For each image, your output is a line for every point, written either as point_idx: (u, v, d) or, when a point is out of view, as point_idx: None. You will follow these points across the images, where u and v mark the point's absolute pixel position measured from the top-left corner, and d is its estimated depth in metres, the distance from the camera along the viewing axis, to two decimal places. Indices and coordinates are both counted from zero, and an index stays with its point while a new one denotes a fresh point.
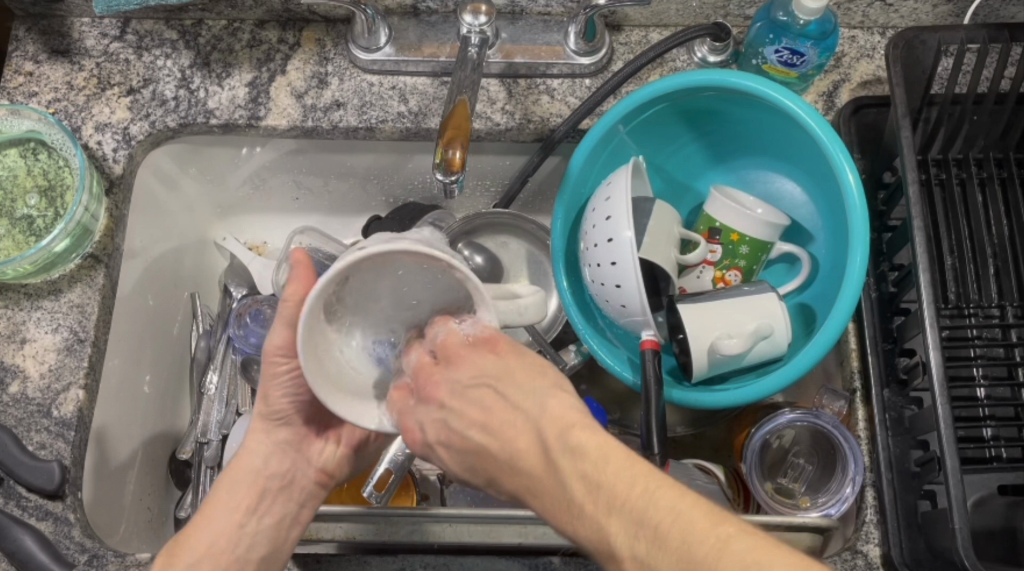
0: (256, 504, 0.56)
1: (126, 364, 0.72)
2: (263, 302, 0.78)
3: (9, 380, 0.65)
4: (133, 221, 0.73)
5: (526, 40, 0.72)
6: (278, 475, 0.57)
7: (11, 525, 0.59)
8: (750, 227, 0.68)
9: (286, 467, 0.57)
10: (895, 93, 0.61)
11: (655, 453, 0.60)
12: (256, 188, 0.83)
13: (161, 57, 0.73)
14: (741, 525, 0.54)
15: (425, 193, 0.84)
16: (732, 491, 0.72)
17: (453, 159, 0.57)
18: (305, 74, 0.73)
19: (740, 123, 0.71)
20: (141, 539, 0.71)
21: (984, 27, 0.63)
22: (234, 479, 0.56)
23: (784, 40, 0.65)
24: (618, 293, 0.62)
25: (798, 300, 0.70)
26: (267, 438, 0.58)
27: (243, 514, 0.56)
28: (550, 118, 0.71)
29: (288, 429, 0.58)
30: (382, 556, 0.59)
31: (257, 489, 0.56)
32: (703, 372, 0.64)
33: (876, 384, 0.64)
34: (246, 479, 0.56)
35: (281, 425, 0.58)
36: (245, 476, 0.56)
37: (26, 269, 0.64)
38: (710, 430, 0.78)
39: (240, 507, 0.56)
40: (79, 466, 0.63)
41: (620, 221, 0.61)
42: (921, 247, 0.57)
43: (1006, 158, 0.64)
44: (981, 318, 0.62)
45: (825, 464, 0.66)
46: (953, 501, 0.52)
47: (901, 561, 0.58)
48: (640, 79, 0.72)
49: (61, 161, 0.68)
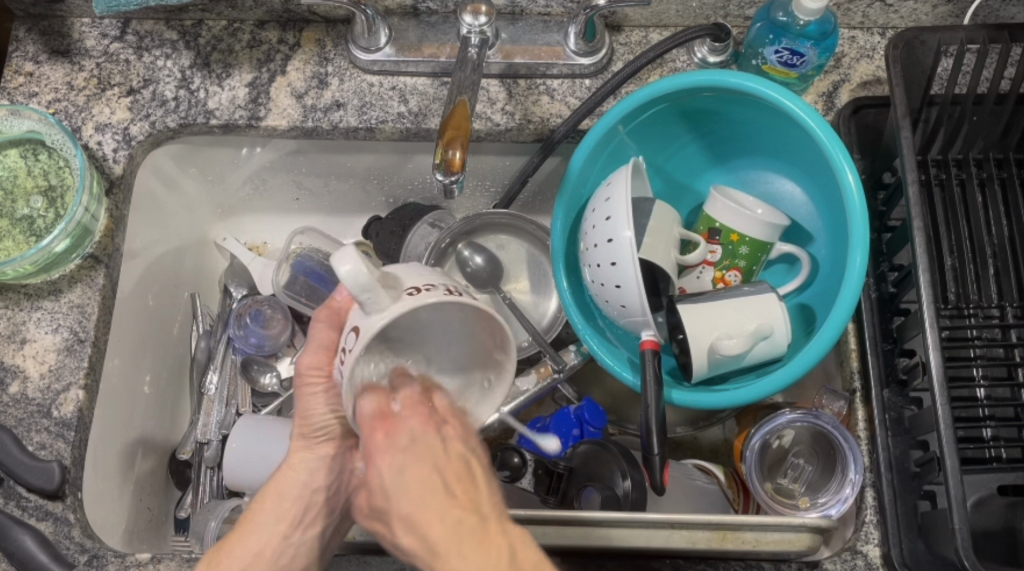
0: (300, 519, 0.53)
1: (126, 365, 0.72)
2: (263, 302, 0.79)
3: (9, 381, 0.65)
4: (133, 221, 0.73)
5: (526, 40, 0.72)
6: (323, 489, 0.54)
7: (11, 525, 0.59)
8: (750, 227, 0.68)
9: (332, 482, 0.53)
10: (895, 93, 0.61)
11: (655, 452, 0.60)
12: (257, 188, 0.83)
13: (161, 57, 0.73)
14: (740, 524, 0.54)
15: (425, 193, 0.84)
16: (732, 490, 0.72)
17: (453, 159, 0.57)
18: (305, 74, 0.73)
19: (741, 124, 0.71)
20: (142, 539, 0.71)
21: (985, 27, 0.63)
22: (279, 492, 0.53)
23: (784, 40, 0.65)
24: (618, 293, 0.62)
25: (798, 300, 0.70)
26: (314, 453, 0.53)
27: (286, 529, 0.53)
28: (550, 119, 0.72)
29: (332, 442, 0.53)
30: (382, 557, 0.59)
31: (303, 504, 0.53)
32: (703, 372, 0.64)
33: (876, 384, 0.63)
34: (292, 492, 0.53)
35: (324, 441, 0.53)
36: (291, 489, 0.53)
37: (27, 269, 0.64)
38: (710, 431, 0.78)
39: (284, 520, 0.53)
40: (79, 466, 0.63)
41: (620, 221, 0.60)
42: (921, 248, 0.57)
43: (1006, 158, 0.64)
44: (981, 318, 0.62)
45: (825, 464, 0.66)
46: (953, 501, 0.52)
47: (901, 561, 0.58)
48: (640, 80, 0.72)
49: (61, 161, 0.68)
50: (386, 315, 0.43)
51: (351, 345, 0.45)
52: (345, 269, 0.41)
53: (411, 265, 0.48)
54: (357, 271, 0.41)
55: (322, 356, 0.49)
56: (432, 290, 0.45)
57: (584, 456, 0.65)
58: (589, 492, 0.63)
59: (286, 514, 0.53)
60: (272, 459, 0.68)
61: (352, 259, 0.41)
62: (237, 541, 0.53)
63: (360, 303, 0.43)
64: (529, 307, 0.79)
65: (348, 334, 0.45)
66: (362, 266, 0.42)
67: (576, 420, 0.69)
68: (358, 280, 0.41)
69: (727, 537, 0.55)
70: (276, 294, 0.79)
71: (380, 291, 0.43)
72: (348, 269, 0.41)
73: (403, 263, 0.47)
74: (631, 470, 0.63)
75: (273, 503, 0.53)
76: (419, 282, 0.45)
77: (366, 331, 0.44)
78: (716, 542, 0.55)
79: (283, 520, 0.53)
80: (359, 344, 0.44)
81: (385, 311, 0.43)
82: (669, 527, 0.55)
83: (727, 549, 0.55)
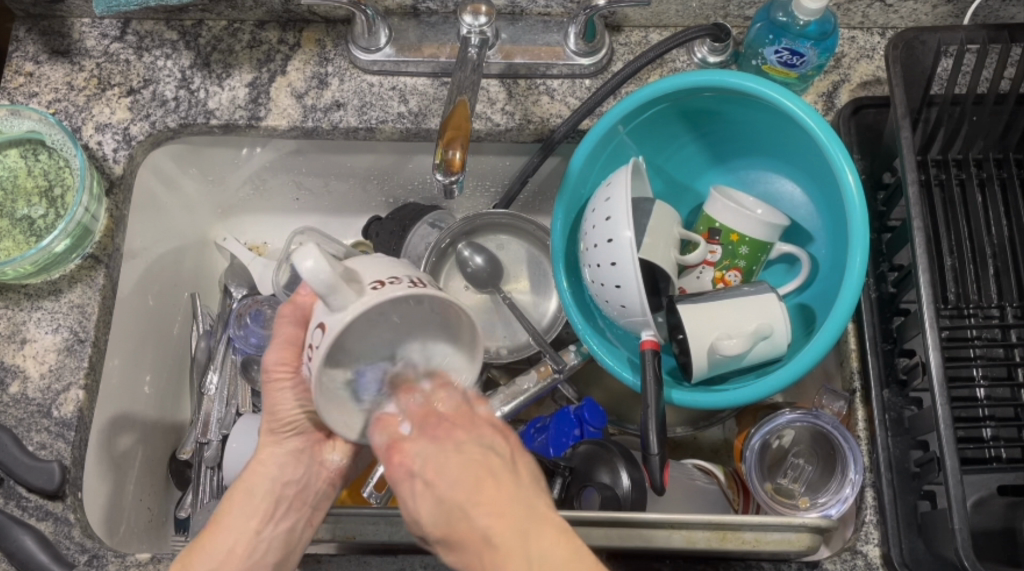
0: (273, 512, 0.54)
1: (126, 365, 0.72)
2: (263, 302, 0.79)
3: (9, 381, 0.65)
4: (133, 221, 0.73)
5: (526, 40, 0.72)
6: (294, 482, 0.55)
7: (11, 525, 0.59)
8: (750, 228, 0.68)
9: (302, 473, 0.55)
10: (895, 93, 0.61)
11: (655, 452, 0.60)
12: (257, 189, 0.83)
13: (161, 57, 0.73)
14: (740, 524, 0.54)
15: (425, 193, 0.84)
16: (732, 491, 0.72)
17: (453, 159, 0.57)
18: (305, 74, 0.73)
19: (741, 124, 0.71)
20: (142, 539, 0.71)
21: (985, 27, 0.63)
22: (249, 487, 0.54)
23: (784, 40, 0.66)
24: (618, 293, 0.62)
25: (798, 300, 0.70)
26: (282, 449, 0.55)
27: (258, 524, 0.53)
28: (550, 119, 0.72)
29: (299, 437, 0.56)
30: (382, 557, 0.59)
31: (274, 496, 0.54)
32: (703, 372, 0.64)
33: (876, 384, 0.64)
34: (261, 487, 0.54)
35: (291, 435, 0.55)
36: (262, 483, 0.54)
37: (27, 269, 0.64)
38: (710, 431, 0.78)
39: (257, 514, 0.53)
40: (79, 466, 0.63)
41: (620, 221, 0.61)
42: (921, 248, 0.57)
43: (1006, 158, 0.64)
44: (981, 318, 0.62)
45: (825, 464, 0.66)
46: (953, 501, 0.52)
47: (901, 561, 0.58)
48: (640, 80, 0.72)
49: (61, 161, 0.68)
50: (350, 309, 0.43)
51: (317, 341, 0.45)
52: (306, 266, 0.41)
53: (376, 258, 0.48)
54: (319, 267, 0.42)
55: (287, 352, 0.51)
56: (397, 282, 0.45)
57: (585, 456, 0.65)
58: (589, 492, 0.63)
59: (258, 509, 0.53)
60: None
61: (313, 255, 0.42)
62: (210, 539, 0.52)
63: (323, 299, 0.43)
64: (529, 306, 0.79)
65: (314, 330, 0.46)
66: (325, 263, 0.42)
67: (576, 420, 0.69)
68: (320, 276, 0.42)
69: (727, 537, 0.55)
70: (275, 294, 0.79)
71: (343, 286, 0.43)
72: (310, 267, 0.42)
73: (369, 258, 0.48)
74: (631, 470, 0.63)
75: (243, 500, 0.54)
76: (382, 275, 0.45)
77: (332, 327, 0.44)
78: (717, 543, 0.55)
79: (255, 517, 0.53)
80: (325, 341, 0.44)
81: (348, 307, 0.43)
82: (670, 527, 0.55)
83: (728, 549, 0.55)
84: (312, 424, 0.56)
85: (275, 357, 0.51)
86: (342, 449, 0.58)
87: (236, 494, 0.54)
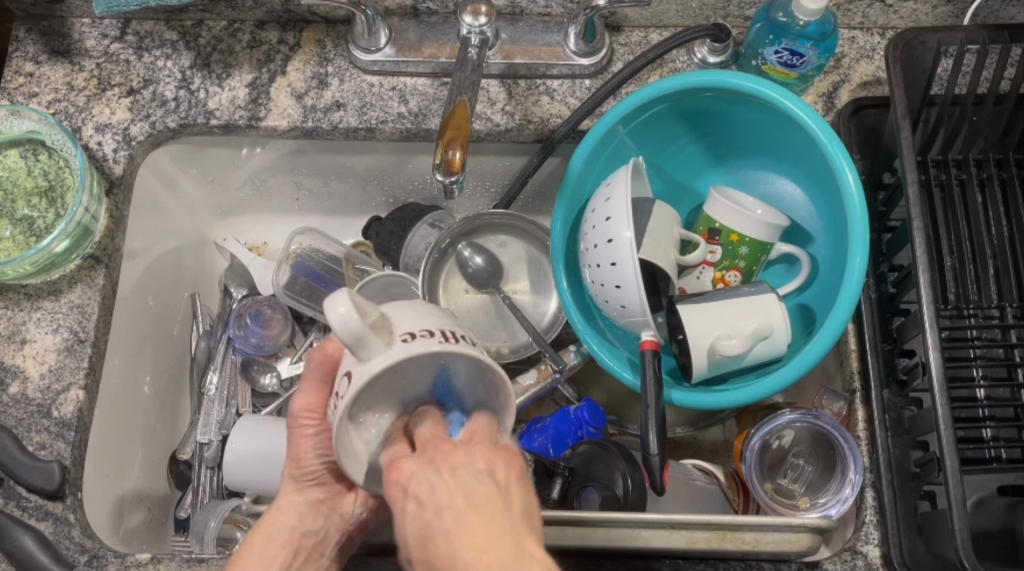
0: (290, 562, 0.53)
1: (126, 365, 0.72)
2: (263, 302, 0.79)
3: (9, 381, 0.65)
4: (133, 221, 0.73)
5: (526, 41, 0.72)
6: (312, 533, 0.54)
7: (11, 525, 0.59)
8: (751, 228, 0.68)
9: (321, 524, 0.54)
10: (895, 93, 0.61)
11: (655, 453, 0.60)
12: (257, 188, 0.83)
13: (161, 57, 0.73)
14: (740, 525, 0.54)
15: (425, 193, 0.84)
16: (732, 491, 0.72)
17: (453, 159, 0.57)
18: (305, 74, 0.73)
19: (740, 124, 0.71)
20: (141, 540, 0.71)
21: (985, 28, 0.63)
22: (269, 534, 0.53)
23: (784, 40, 0.66)
24: (618, 293, 0.62)
25: (798, 300, 0.70)
26: (301, 497, 0.54)
27: None
28: (550, 119, 0.72)
29: (320, 487, 0.54)
30: (382, 557, 0.59)
31: (292, 547, 0.53)
32: (703, 372, 0.64)
33: (876, 385, 0.63)
34: (281, 536, 0.53)
35: (312, 484, 0.54)
36: (280, 532, 0.53)
37: (27, 269, 0.64)
38: (710, 431, 0.78)
39: (275, 563, 0.53)
40: (79, 466, 0.63)
41: (620, 221, 0.61)
42: (921, 248, 0.57)
43: (1006, 158, 0.64)
44: (981, 319, 0.62)
45: (825, 464, 0.66)
46: (953, 502, 0.52)
47: (901, 561, 0.58)
48: (641, 79, 0.73)
49: (61, 162, 0.68)
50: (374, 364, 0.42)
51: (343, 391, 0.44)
52: (333, 318, 0.41)
53: (410, 307, 0.46)
54: (348, 316, 0.41)
55: (317, 398, 0.50)
56: (426, 335, 0.44)
57: (585, 457, 0.65)
58: (589, 493, 0.63)
59: (276, 558, 0.53)
60: (270, 460, 0.68)
61: (343, 303, 0.41)
62: None
63: (351, 348, 0.42)
64: (529, 306, 0.79)
65: (341, 378, 0.45)
66: (351, 313, 0.41)
67: (576, 420, 0.69)
68: (347, 325, 0.41)
69: (727, 537, 0.55)
70: (275, 294, 0.80)
71: (371, 336, 0.42)
72: (338, 316, 0.41)
73: (399, 305, 0.46)
74: (631, 470, 0.63)
75: (261, 548, 0.53)
76: (414, 326, 0.44)
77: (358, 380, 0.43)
78: (717, 543, 0.55)
79: (274, 565, 0.53)
80: (349, 391, 0.43)
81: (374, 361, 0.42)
82: (670, 527, 0.54)
83: (727, 549, 0.55)
84: (334, 474, 0.54)
85: (302, 401, 0.50)
86: (362, 501, 0.56)
87: (252, 541, 0.53)
